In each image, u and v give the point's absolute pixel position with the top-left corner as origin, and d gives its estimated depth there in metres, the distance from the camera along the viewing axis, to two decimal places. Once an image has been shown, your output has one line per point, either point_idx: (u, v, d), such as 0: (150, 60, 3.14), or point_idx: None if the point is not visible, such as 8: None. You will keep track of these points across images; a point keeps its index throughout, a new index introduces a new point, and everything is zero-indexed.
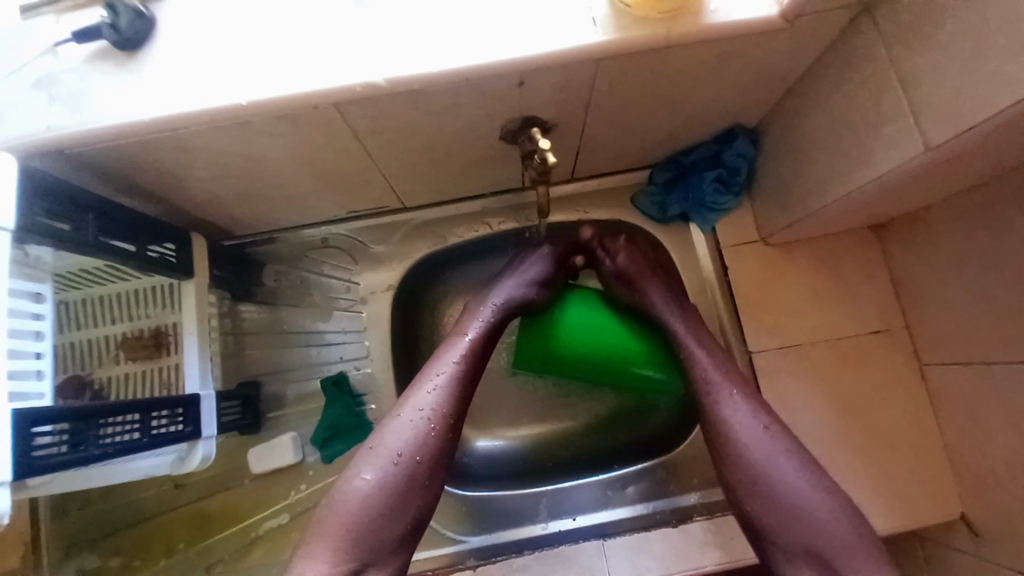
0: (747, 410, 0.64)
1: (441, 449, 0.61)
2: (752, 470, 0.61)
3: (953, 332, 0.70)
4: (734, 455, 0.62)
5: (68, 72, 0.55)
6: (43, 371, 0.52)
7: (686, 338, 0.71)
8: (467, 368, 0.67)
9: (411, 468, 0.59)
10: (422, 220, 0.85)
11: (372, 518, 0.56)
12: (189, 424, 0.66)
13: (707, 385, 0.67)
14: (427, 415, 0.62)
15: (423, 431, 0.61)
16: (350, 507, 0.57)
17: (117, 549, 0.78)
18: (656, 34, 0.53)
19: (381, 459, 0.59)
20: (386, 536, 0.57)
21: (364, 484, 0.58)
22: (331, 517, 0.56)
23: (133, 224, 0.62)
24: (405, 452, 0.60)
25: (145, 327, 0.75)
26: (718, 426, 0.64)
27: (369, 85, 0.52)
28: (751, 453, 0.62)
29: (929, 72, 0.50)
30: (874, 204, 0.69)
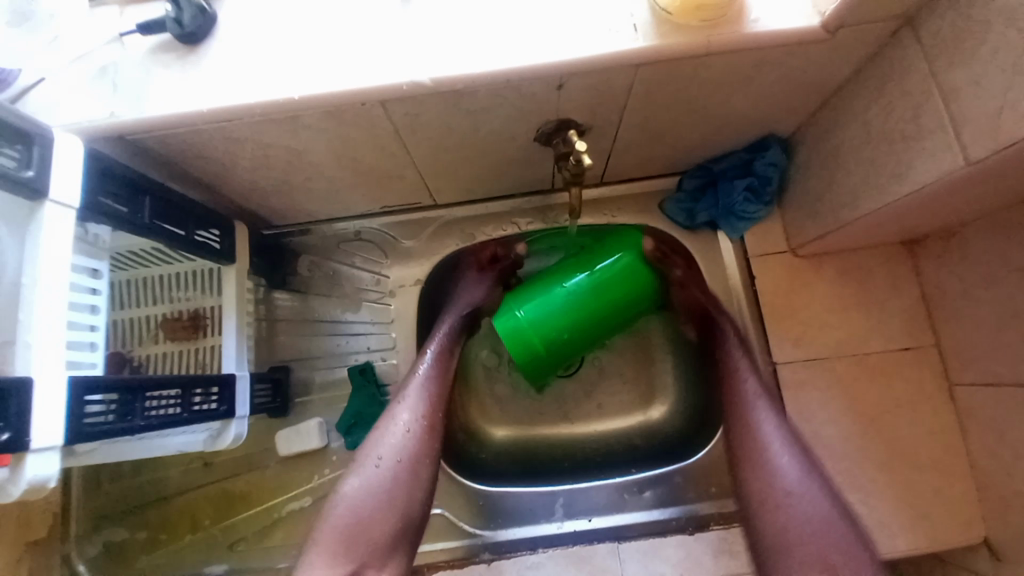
0: (782, 430, 0.69)
1: (421, 451, 0.69)
2: (781, 483, 0.66)
3: (985, 351, 0.69)
4: (767, 469, 0.67)
5: (132, 62, 0.58)
6: (96, 344, 0.55)
7: (732, 350, 0.76)
8: (435, 375, 0.74)
9: (393, 470, 0.67)
10: (452, 218, 0.87)
11: (362, 521, 0.64)
12: (224, 403, 0.68)
13: (744, 400, 0.72)
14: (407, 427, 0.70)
15: (405, 440, 0.69)
16: (343, 512, 0.65)
17: (144, 523, 0.81)
18: (695, 42, 0.54)
19: (368, 468, 0.67)
20: (381, 535, 0.65)
21: (355, 491, 0.66)
22: (330, 519, 0.65)
23: (183, 209, 0.65)
24: (388, 461, 0.68)
25: (183, 310, 0.78)
26: (750, 440, 0.70)
27: (415, 84, 0.55)
28: (776, 467, 0.67)
29: (972, 86, 0.50)
30: (908, 218, 0.69)
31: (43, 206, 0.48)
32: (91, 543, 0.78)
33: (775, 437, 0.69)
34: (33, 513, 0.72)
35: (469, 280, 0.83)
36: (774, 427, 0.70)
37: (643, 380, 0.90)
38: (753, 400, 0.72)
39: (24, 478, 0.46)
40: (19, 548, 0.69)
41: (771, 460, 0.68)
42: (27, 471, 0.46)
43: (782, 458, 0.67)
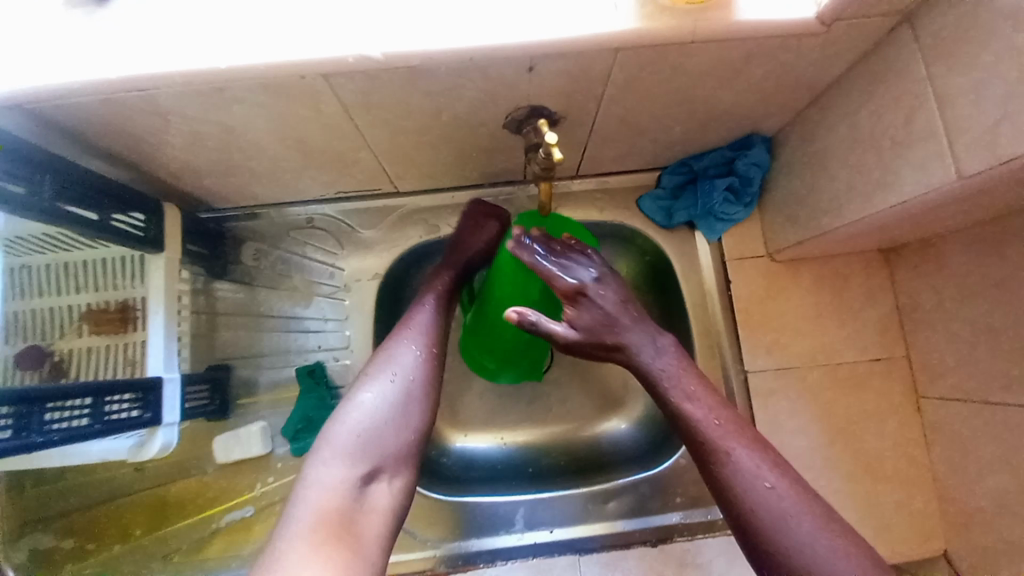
0: (765, 475, 0.53)
1: (436, 374, 0.60)
2: (781, 542, 0.50)
3: (955, 366, 0.68)
4: (761, 526, 0.51)
5: (30, 17, 0.50)
6: None
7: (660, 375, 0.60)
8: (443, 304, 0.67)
9: (411, 380, 0.58)
10: (415, 207, 0.80)
11: (378, 433, 0.54)
12: (148, 411, 0.61)
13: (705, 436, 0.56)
14: (423, 341, 0.61)
15: (421, 355, 0.60)
16: (356, 419, 0.54)
17: (70, 530, 0.74)
18: (680, 27, 0.48)
19: (384, 375, 0.58)
20: (395, 447, 0.54)
21: (371, 399, 0.56)
22: (336, 431, 0.54)
23: (97, 191, 0.57)
24: (406, 372, 0.58)
25: (111, 300, 0.70)
26: (730, 489, 0.54)
27: (362, 58, 0.47)
28: (771, 517, 0.51)
29: (970, 93, 0.46)
30: (889, 228, 0.66)
31: None
32: (18, 548, 0.73)
33: (760, 479, 0.53)
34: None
35: (468, 232, 0.73)
36: (749, 458, 0.55)
37: (614, 384, 0.86)
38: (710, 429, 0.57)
39: None
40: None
41: (765, 514, 0.51)
42: None
43: (774, 502, 0.51)
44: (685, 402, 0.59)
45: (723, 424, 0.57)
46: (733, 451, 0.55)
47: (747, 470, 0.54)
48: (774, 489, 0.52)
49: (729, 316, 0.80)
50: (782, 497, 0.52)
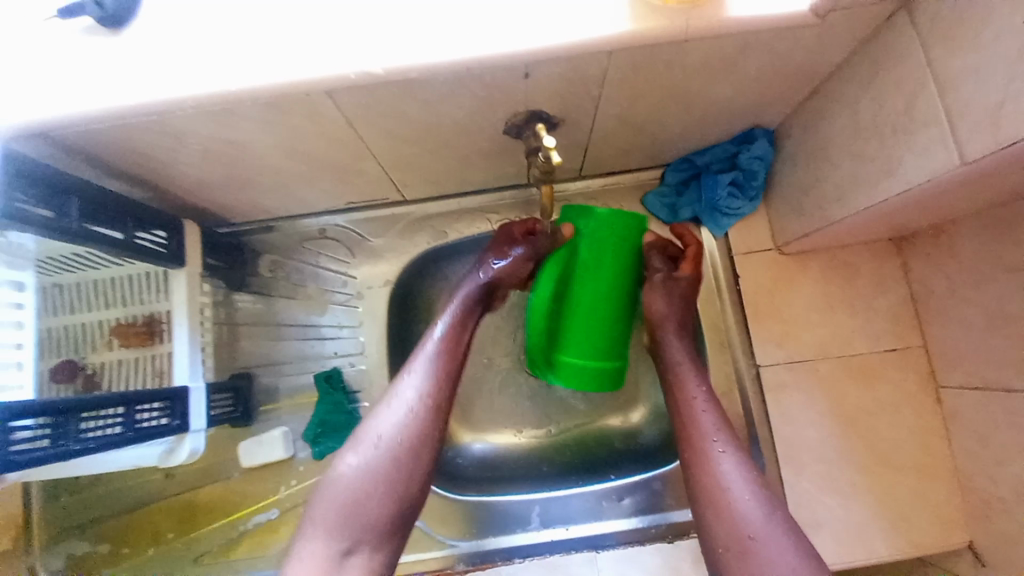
0: (746, 476, 0.59)
1: (427, 436, 0.60)
2: (743, 528, 0.56)
3: (972, 353, 0.67)
4: (727, 515, 0.57)
5: (47, 49, 0.52)
6: (24, 346, 0.51)
7: (682, 373, 0.68)
8: (449, 351, 0.64)
9: (395, 453, 0.58)
10: (421, 215, 0.82)
11: (359, 504, 0.57)
12: (176, 418, 0.64)
13: (698, 424, 0.63)
14: (417, 395, 0.61)
15: (408, 416, 0.60)
16: (338, 493, 0.57)
17: (105, 536, 0.78)
18: (671, 25, 0.49)
19: (371, 437, 0.59)
20: (376, 518, 0.57)
21: (358, 465, 0.58)
22: (323, 501, 0.58)
23: (121, 211, 0.59)
24: (393, 433, 0.59)
25: (137, 315, 0.73)
26: (708, 480, 0.60)
27: (363, 73, 0.50)
28: (735, 506, 0.58)
29: (971, 76, 0.46)
30: (897, 216, 0.65)
31: None
32: (54, 555, 0.76)
33: (737, 476, 0.59)
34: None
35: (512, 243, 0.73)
36: (735, 459, 0.61)
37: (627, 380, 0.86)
38: (709, 427, 0.63)
39: None
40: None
41: (734, 506, 0.58)
42: None
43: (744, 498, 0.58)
44: (688, 382, 0.67)
45: (722, 435, 0.62)
46: (717, 444, 0.61)
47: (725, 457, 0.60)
48: (748, 486, 0.59)
49: (738, 310, 0.79)
50: (752, 491, 0.58)
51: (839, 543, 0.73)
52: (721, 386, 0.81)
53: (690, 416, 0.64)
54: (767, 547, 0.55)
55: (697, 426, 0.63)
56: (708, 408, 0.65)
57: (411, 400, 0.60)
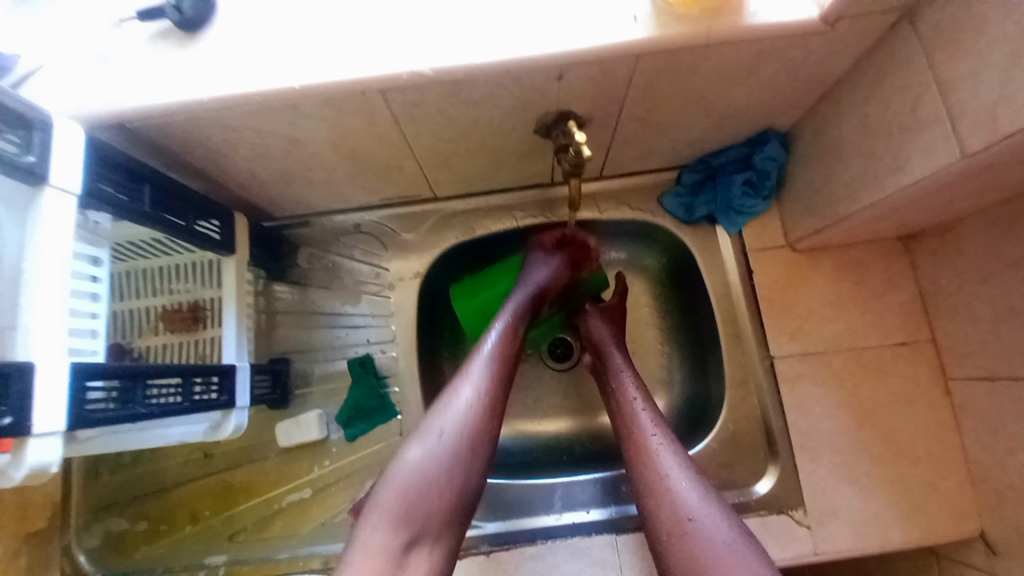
0: (680, 459, 0.63)
1: (484, 432, 0.62)
2: (684, 512, 0.59)
3: (980, 344, 0.70)
4: (669, 500, 0.60)
5: (122, 45, 0.57)
6: (98, 315, 0.53)
7: (625, 380, 0.73)
8: (503, 356, 0.67)
9: (455, 446, 0.60)
10: (450, 212, 0.87)
11: (423, 502, 0.58)
12: (223, 394, 0.68)
13: (636, 423, 0.68)
14: (473, 397, 0.63)
15: (467, 417, 0.62)
16: (401, 482, 0.59)
17: (144, 514, 0.80)
18: (695, 33, 0.54)
19: (433, 437, 0.61)
20: (436, 513, 0.58)
21: (420, 464, 0.59)
22: (385, 490, 0.59)
23: (185, 200, 0.65)
24: (455, 431, 0.61)
25: (182, 301, 0.77)
26: (643, 468, 0.63)
27: (415, 73, 0.55)
28: (677, 490, 0.61)
29: (969, 77, 0.50)
30: (904, 213, 0.69)
31: (43, 192, 0.46)
32: (91, 533, 0.79)
33: (674, 466, 0.63)
34: (30, 504, 0.73)
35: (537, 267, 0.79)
36: (671, 451, 0.64)
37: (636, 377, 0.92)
38: (647, 424, 0.67)
39: (26, 464, 0.44)
40: (16, 540, 0.70)
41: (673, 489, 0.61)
42: (28, 457, 0.44)
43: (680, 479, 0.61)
44: (631, 387, 0.72)
45: (659, 429, 0.66)
46: (653, 434, 0.66)
47: (658, 442, 0.65)
48: (681, 469, 0.62)
49: (753, 305, 0.83)
50: (686, 474, 0.62)
51: (855, 530, 0.75)
52: (737, 378, 0.84)
53: (630, 416, 0.69)
54: (704, 529, 0.57)
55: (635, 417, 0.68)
56: (647, 410, 0.69)
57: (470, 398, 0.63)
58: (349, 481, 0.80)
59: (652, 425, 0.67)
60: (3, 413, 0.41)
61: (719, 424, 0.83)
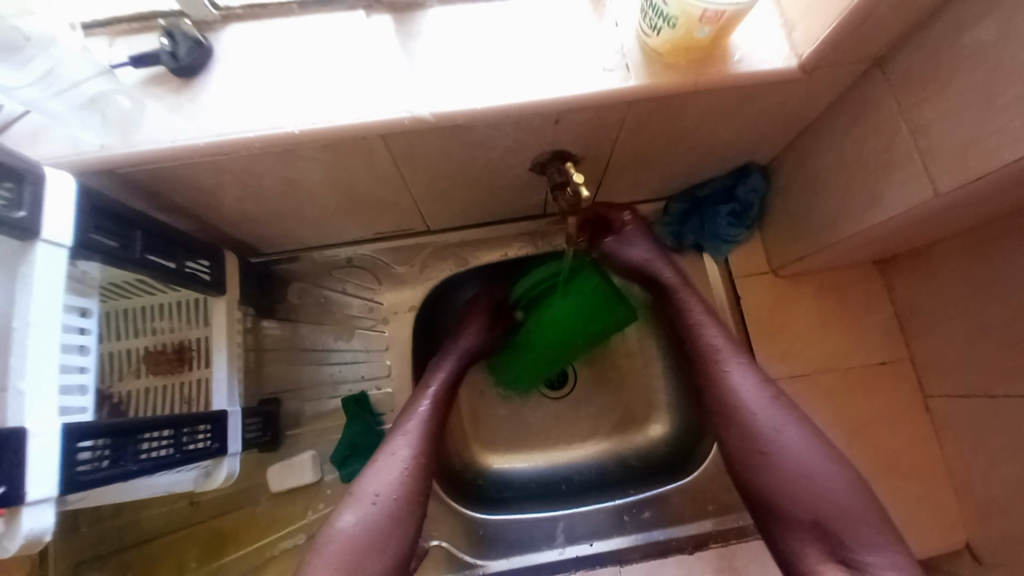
0: (778, 411, 0.66)
1: (419, 484, 0.64)
2: (801, 470, 0.63)
3: (955, 363, 0.74)
4: (780, 453, 0.64)
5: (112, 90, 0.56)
6: (86, 367, 0.50)
7: (694, 312, 0.74)
8: (436, 414, 0.70)
9: (391, 506, 0.61)
10: (443, 244, 0.88)
11: (386, 522, 0.60)
12: (216, 441, 0.66)
13: (710, 357, 0.71)
14: (420, 430, 0.68)
15: (417, 446, 0.66)
16: (336, 547, 0.58)
17: (126, 566, 0.77)
18: (685, 80, 0.57)
19: (393, 467, 0.64)
20: (375, 569, 0.58)
21: (383, 489, 0.62)
22: (319, 556, 0.58)
23: (175, 243, 0.63)
24: (410, 458, 0.65)
25: (166, 342, 0.74)
26: (741, 418, 0.67)
27: (416, 118, 0.56)
28: (783, 444, 0.64)
29: (940, 122, 0.54)
30: (882, 241, 0.73)
31: (33, 247, 0.44)
32: None
33: (751, 391, 0.68)
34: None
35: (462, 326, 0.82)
36: (751, 376, 0.69)
37: (630, 405, 0.92)
38: (722, 352, 0.71)
39: (19, 533, 0.41)
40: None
41: (781, 444, 0.64)
42: (22, 524, 0.42)
43: (786, 431, 0.65)
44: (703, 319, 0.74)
45: (749, 378, 0.69)
46: (733, 378, 0.69)
47: (749, 389, 0.68)
48: (781, 418, 0.66)
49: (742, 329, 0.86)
50: (789, 425, 0.66)
51: None
52: None
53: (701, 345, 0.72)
54: (785, 453, 0.64)
55: (724, 357, 0.71)
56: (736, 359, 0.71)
57: (406, 456, 0.65)
58: None
59: (739, 374, 0.69)
60: None
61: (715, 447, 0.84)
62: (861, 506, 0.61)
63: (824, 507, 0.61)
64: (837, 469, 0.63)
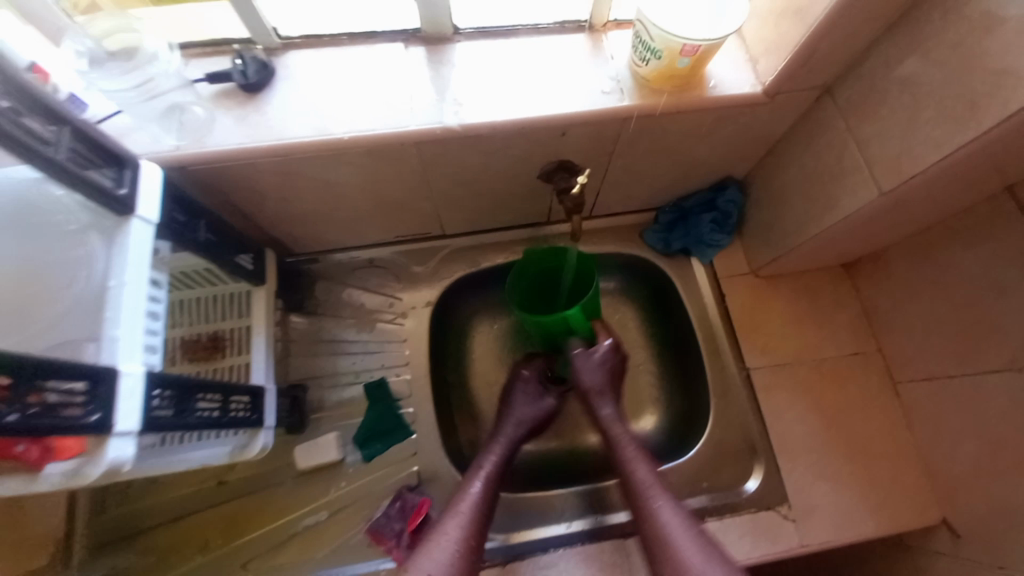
0: (681, 519, 0.74)
1: (481, 531, 0.73)
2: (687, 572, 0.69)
3: (915, 351, 0.84)
4: (671, 557, 0.71)
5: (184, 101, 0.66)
6: (157, 330, 0.58)
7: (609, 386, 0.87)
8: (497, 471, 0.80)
9: (466, 547, 0.70)
10: (457, 247, 0.97)
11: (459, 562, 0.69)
12: (254, 413, 0.73)
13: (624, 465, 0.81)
14: (485, 480, 0.78)
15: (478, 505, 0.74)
16: None
17: (152, 547, 0.81)
18: (671, 101, 0.68)
19: (461, 513, 0.73)
20: None
21: (457, 530, 0.72)
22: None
23: (229, 235, 0.72)
24: (460, 542, 0.71)
25: (203, 332, 0.79)
26: (658, 535, 0.73)
27: (446, 129, 0.66)
28: (671, 537, 0.72)
29: (878, 136, 0.66)
30: (843, 243, 0.84)
31: (130, 221, 0.52)
32: (92, 570, 0.79)
33: (669, 512, 0.74)
34: (25, 543, 0.75)
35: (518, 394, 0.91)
36: (638, 454, 0.82)
37: (620, 399, 1.01)
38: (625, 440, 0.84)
39: (104, 460, 0.47)
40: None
41: (681, 554, 0.71)
42: (108, 451, 0.48)
43: (688, 550, 0.71)
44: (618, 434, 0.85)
45: (649, 472, 0.79)
46: (639, 470, 0.79)
47: (647, 474, 0.79)
48: (684, 534, 0.72)
49: (728, 326, 0.95)
50: (687, 537, 0.72)
51: (836, 524, 0.83)
52: (720, 389, 0.92)
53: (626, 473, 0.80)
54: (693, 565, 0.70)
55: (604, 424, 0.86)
56: (638, 456, 0.82)
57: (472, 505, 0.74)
58: (364, 503, 0.83)
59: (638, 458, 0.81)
60: (92, 409, 0.46)
61: (706, 432, 0.90)
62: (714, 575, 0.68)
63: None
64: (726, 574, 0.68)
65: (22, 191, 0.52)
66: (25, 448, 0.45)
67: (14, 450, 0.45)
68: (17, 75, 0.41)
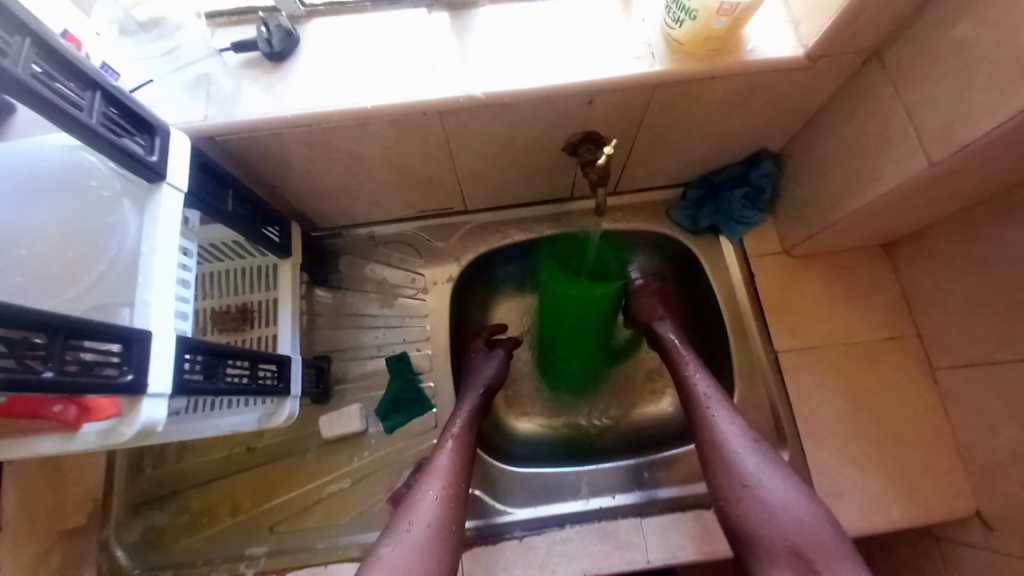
0: (738, 426, 0.76)
1: (467, 466, 0.75)
2: (742, 474, 0.72)
3: (956, 334, 0.79)
4: (727, 460, 0.73)
5: (213, 71, 0.66)
6: (186, 298, 0.59)
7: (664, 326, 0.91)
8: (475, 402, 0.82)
9: (456, 480, 0.72)
10: (478, 223, 0.96)
11: (450, 491, 0.71)
12: (282, 382, 0.74)
13: (696, 396, 0.81)
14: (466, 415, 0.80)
15: (461, 441, 0.76)
16: (424, 514, 0.68)
17: (185, 508, 0.84)
18: (703, 66, 0.65)
19: (448, 449, 0.75)
20: (448, 530, 0.68)
21: (446, 462, 0.74)
22: (404, 521, 0.68)
23: (257, 208, 0.73)
24: (441, 492, 0.70)
25: (231, 304, 0.82)
26: (715, 441, 0.75)
27: (470, 97, 0.65)
28: (728, 441, 0.75)
29: (928, 103, 0.61)
30: (884, 221, 0.80)
31: (160, 188, 0.53)
32: (130, 529, 0.83)
33: (732, 430, 0.76)
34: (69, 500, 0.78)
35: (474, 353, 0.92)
36: (706, 379, 0.82)
37: (638, 377, 1.01)
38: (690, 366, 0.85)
39: (138, 420, 0.49)
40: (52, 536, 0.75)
41: (736, 458, 0.73)
42: (142, 412, 0.49)
43: (745, 455, 0.73)
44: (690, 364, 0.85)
45: (710, 385, 0.81)
46: (701, 384, 0.82)
47: (711, 394, 0.80)
48: (741, 440, 0.75)
49: (756, 306, 0.92)
50: (745, 445, 0.74)
51: (863, 510, 0.80)
52: (745, 371, 0.91)
53: (691, 390, 0.82)
54: (759, 487, 0.70)
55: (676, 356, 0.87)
56: (699, 371, 0.84)
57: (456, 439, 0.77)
58: (386, 472, 0.85)
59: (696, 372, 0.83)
60: (125, 370, 0.47)
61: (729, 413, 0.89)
62: (796, 499, 0.69)
63: (798, 533, 0.66)
64: (780, 479, 0.71)
65: (64, 160, 0.54)
66: (62, 408, 0.49)
67: (52, 410, 0.48)
68: (51, 40, 0.42)
